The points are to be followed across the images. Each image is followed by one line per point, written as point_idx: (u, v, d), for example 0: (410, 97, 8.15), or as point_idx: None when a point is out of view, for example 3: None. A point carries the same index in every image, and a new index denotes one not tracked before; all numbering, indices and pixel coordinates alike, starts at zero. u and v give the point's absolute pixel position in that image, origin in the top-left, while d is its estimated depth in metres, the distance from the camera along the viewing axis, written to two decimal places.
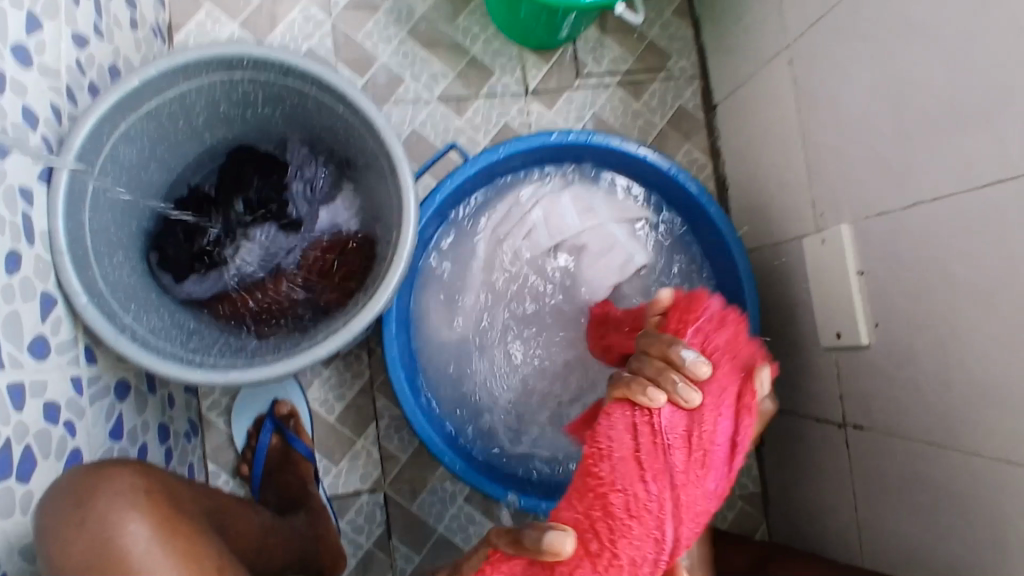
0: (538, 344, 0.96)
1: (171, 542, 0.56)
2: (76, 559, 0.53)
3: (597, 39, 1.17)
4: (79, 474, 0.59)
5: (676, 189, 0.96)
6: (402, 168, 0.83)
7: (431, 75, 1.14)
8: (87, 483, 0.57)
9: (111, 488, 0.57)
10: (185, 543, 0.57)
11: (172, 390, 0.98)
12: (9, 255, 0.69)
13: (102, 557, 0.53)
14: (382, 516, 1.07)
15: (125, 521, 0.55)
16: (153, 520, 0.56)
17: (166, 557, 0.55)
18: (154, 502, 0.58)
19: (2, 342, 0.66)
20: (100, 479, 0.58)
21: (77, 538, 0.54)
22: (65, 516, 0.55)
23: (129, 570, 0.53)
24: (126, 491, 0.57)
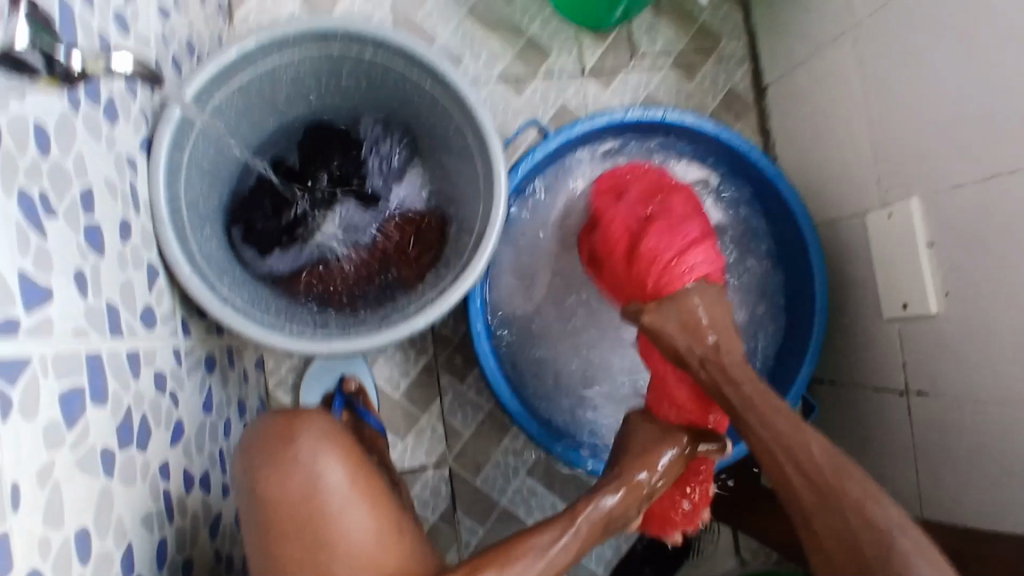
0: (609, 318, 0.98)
1: (366, 480, 0.65)
2: (289, 491, 0.62)
3: (651, 21, 1.19)
4: (279, 418, 0.67)
5: (745, 165, 0.99)
6: (493, 141, 0.84)
7: (490, 54, 1.15)
8: (289, 427, 0.65)
9: (311, 431, 0.66)
10: (375, 484, 0.66)
11: (246, 366, 0.99)
12: (122, 223, 0.68)
13: (313, 491, 0.62)
14: (448, 491, 1.09)
15: (326, 463, 0.64)
16: (349, 463, 0.65)
17: (360, 494, 0.64)
18: (350, 445, 0.67)
19: (121, 309, 0.66)
20: (300, 423, 0.66)
21: (291, 473, 0.63)
22: (275, 453, 0.63)
23: (336, 503, 0.62)
24: (325, 436, 0.65)
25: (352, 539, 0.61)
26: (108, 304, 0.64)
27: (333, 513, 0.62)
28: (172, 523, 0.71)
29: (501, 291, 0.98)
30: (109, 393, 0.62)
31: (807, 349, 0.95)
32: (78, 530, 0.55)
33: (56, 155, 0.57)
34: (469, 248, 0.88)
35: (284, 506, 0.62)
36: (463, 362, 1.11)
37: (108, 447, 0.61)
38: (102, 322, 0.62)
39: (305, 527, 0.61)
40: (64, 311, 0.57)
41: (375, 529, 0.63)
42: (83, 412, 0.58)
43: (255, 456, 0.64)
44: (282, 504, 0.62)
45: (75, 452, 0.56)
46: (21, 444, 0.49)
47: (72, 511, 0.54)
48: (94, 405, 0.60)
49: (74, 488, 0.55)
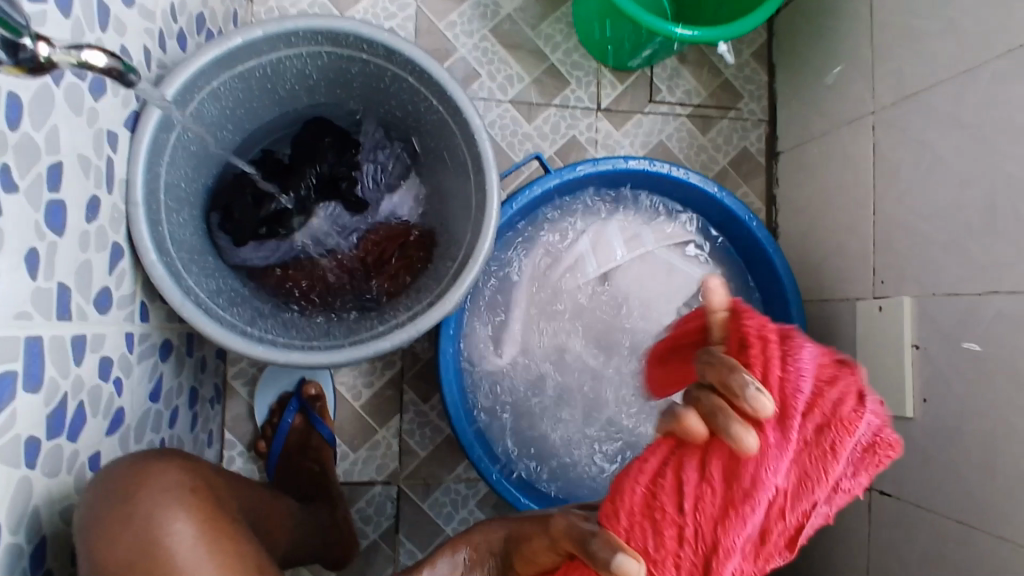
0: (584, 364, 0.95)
1: (217, 544, 0.54)
2: (114, 560, 0.50)
3: (675, 68, 1.17)
4: (128, 464, 0.56)
5: (742, 232, 0.94)
6: (490, 173, 0.81)
7: (508, 76, 1.13)
8: (135, 472, 0.55)
9: (157, 484, 0.55)
10: (227, 548, 0.55)
11: (205, 354, 0.95)
12: (91, 201, 0.65)
13: (142, 559, 0.50)
14: (392, 511, 1.06)
15: (166, 523, 0.52)
16: (197, 518, 0.54)
17: (209, 557, 0.53)
18: (200, 498, 0.56)
19: (73, 292, 0.63)
20: (147, 472, 0.55)
21: (119, 529, 0.52)
22: (103, 514, 0.52)
23: (172, 573, 0.51)
24: (171, 490, 0.55)
25: None
26: (60, 286, 0.60)
27: None
28: None
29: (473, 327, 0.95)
30: (45, 378, 0.59)
31: None
32: None
33: (25, 127, 0.55)
34: (449, 276, 0.85)
35: (104, 573, 0.50)
36: (429, 381, 1.08)
37: (34, 437, 0.57)
38: (49, 305, 0.59)
39: None
40: (8, 292, 0.54)
41: None
42: (9, 399, 0.54)
43: (82, 507, 0.53)
44: (105, 574, 0.50)
45: None
46: None
47: None
48: (23, 392, 0.56)
49: None
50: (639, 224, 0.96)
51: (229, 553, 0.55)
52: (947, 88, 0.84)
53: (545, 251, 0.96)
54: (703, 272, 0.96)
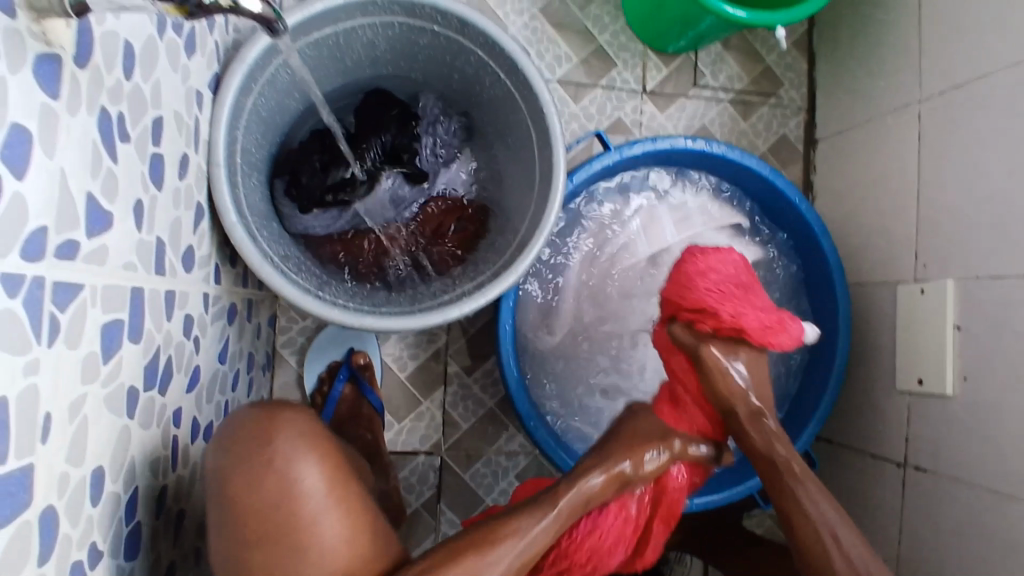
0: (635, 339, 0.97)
1: (342, 490, 0.60)
2: (262, 496, 0.57)
3: (719, 53, 1.19)
4: (264, 410, 0.62)
5: (791, 213, 0.96)
6: (557, 147, 0.83)
7: (556, 56, 1.14)
8: (273, 423, 0.60)
9: (293, 431, 0.61)
10: (352, 493, 0.61)
11: (260, 320, 0.96)
12: (182, 159, 0.66)
13: (287, 498, 0.57)
14: (434, 481, 1.08)
15: (302, 467, 0.59)
16: (326, 466, 0.60)
17: (338, 503, 0.60)
18: (329, 446, 0.62)
19: (167, 247, 0.63)
20: (281, 419, 0.61)
21: (264, 475, 0.58)
22: (251, 456, 0.58)
23: (309, 516, 0.58)
24: (305, 438, 0.61)
25: (326, 546, 0.58)
26: (158, 239, 0.61)
27: (309, 523, 0.58)
28: (175, 471, 0.68)
29: (526, 304, 0.96)
30: (144, 331, 0.59)
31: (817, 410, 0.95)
32: (95, 469, 0.52)
33: (136, 79, 0.55)
34: (512, 248, 0.87)
35: (251, 513, 0.57)
36: (474, 355, 1.10)
37: (134, 388, 0.58)
38: (149, 258, 0.60)
39: (276, 534, 0.57)
40: (119, 241, 0.54)
41: (346, 536, 0.59)
42: (119, 347, 0.55)
43: (225, 453, 0.59)
44: (252, 515, 0.57)
45: (105, 388, 0.53)
46: (60, 371, 0.46)
47: (93, 448, 0.51)
48: (129, 341, 0.57)
49: (98, 428, 0.52)
50: (693, 204, 0.99)
51: (355, 498, 0.61)
52: (995, 78, 0.86)
53: (597, 231, 0.98)
54: (751, 251, 0.98)
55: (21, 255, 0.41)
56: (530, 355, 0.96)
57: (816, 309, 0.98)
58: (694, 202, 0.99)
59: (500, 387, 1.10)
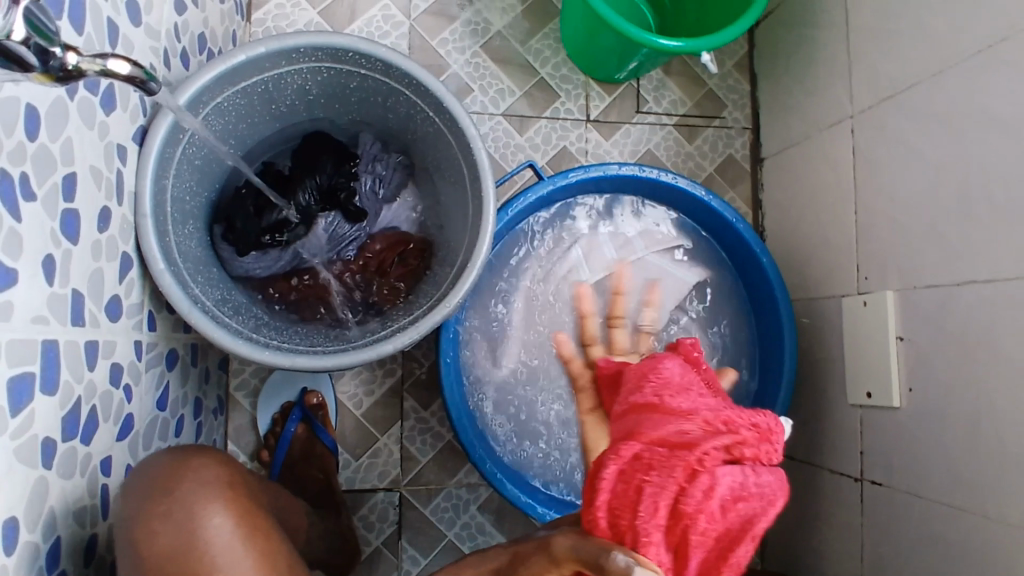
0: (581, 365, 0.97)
1: (249, 538, 0.60)
2: (160, 545, 0.57)
3: (660, 79, 1.21)
4: (168, 460, 0.62)
5: (728, 233, 0.97)
6: (486, 179, 0.84)
7: (499, 90, 1.16)
8: (180, 470, 0.61)
9: (196, 478, 0.61)
10: (261, 542, 0.61)
11: (209, 364, 0.97)
12: (102, 212, 0.68)
13: (187, 546, 0.57)
14: (394, 517, 1.07)
15: (205, 513, 0.59)
16: (232, 512, 0.60)
17: (246, 551, 0.59)
18: (237, 491, 0.62)
19: (87, 298, 0.65)
20: (185, 468, 0.61)
21: (164, 522, 0.58)
22: (152, 504, 0.58)
23: (212, 562, 0.57)
24: (209, 486, 0.61)
25: None
26: (75, 291, 0.62)
27: (212, 572, 0.57)
28: (105, 520, 0.68)
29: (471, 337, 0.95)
30: (60, 382, 0.60)
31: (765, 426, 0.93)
32: (6, 520, 0.53)
33: (43, 139, 0.57)
34: (448, 282, 0.88)
35: (152, 560, 0.57)
36: (428, 388, 1.10)
37: (50, 439, 0.59)
38: (65, 311, 0.61)
39: None
40: (27, 296, 0.55)
41: None
42: (30, 399, 0.56)
43: (129, 503, 0.59)
44: (152, 563, 0.56)
45: (15, 438, 0.54)
46: None
47: (3, 500, 0.52)
48: (42, 393, 0.57)
49: (6, 480, 0.52)
50: (631, 230, 0.99)
51: (264, 546, 0.61)
52: (921, 89, 0.88)
53: (541, 260, 0.98)
54: (691, 273, 0.99)
55: None
56: (479, 389, 0.94)
57: (762, 327, 0.98)
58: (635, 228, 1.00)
59: None
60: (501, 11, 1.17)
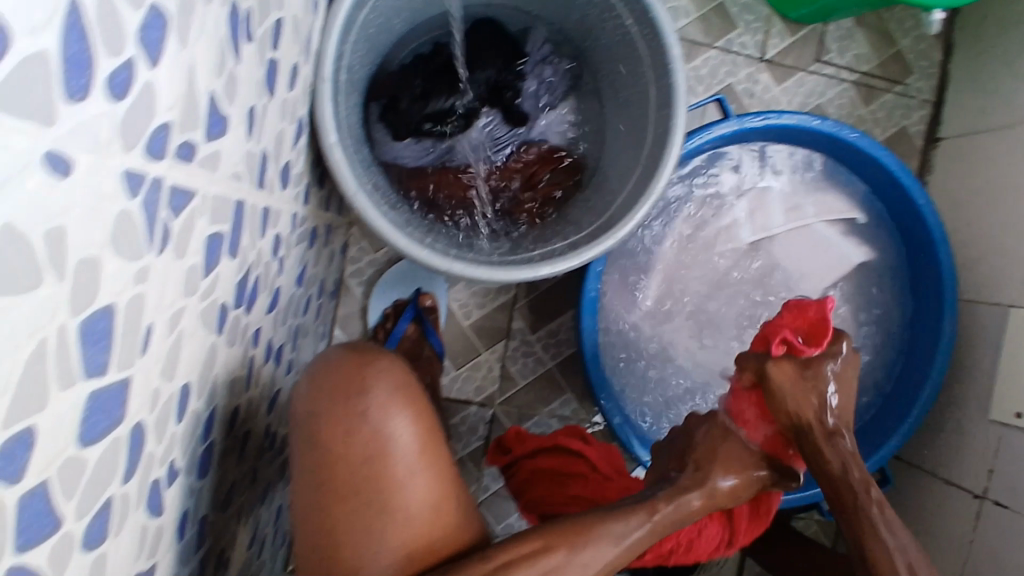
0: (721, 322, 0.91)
1: (431, 449, 0.59)
2: (350, 443, 0.57)
3: (849, 29, 1.09)
4: (354, 354, 0.61)
5: (910, 214, 0.89)
6: (678, 107, 0.75)
7: (674, 7, 1.05)
8: (362, 370, 0.59)
9: (385, 380, 0.59)
10: (440, 452, 0.60)
11: (334, 247, 0.93)
12: (294, 67, 0.62)
13: (377, 450, 0.56)
14: (483, 433, 1.05)
15: (394, 418, 0.58)
16: (419, 421, 0.59)
17: (428, 460, 0.59)
18: (420, 399, 0.61)
19: (269, 159, 0.59)
20: (374, 367, 0.60)
21: (354, 422, 0.57)
22: (344, 400, 0.57)
23: (399, 470, 0.57)
24: (398, 390, 0.59)
25: (413, 504, 0.57)
26: (263, 151, 0.57)
27: (398, 478, 0.56)
28: (248, 391, 0.65)
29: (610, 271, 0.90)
30: (241, 246, 0.56)
31: (906, 423, 0.86)
32: (184, 386, 0.49)
33: None
34: (609, 211, 0.81)
35: (337, 457, 0.57)
36: (541, 312, 1.06)
37: (225, 304, 0.55)
38: (253, 170, 0.56)
39: (363, 484, 0.56)
40: (231, 147, 0.50)
41: (431, 497, 0.58)
42: (219, 262, 0.51)
43: (319, 391, 0.58)
44: (341, 457, 0.57)
45: (202, 300, 0.50)
46: (166, 281, 0.43)
47: (184, 364, 0.48)
48: (228, 255, 0.53)
49: (191, 343, 0.49)
50: (803, 192, 0.92)
51: (443, 458, 0.60)
52: None
53: (701, 207, 0.91)
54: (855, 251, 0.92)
55: (145, 151, 0.38)
56: (609, 329, 0.90)
57: (917, 321, 0.91)
58: (807, 192, 0.92)
59: (562, 350, 1.07)
60: None
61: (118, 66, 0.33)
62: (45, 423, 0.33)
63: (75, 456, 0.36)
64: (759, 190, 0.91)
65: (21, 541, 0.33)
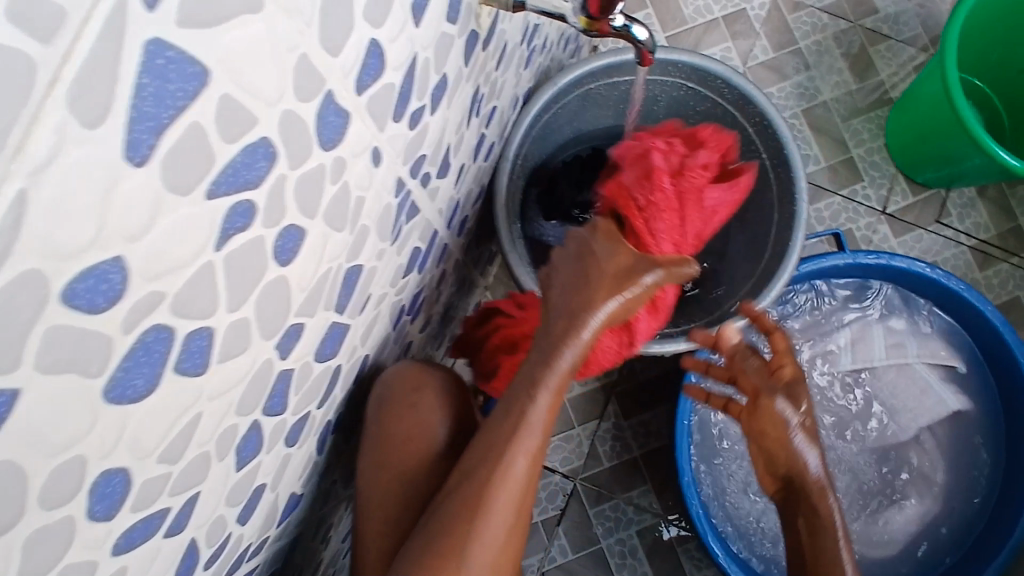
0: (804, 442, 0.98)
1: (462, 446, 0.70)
2: (396, 434, 0.67)
3: (972, 198, 1.17)
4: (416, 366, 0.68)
5: (1012, 373, 0.92)
6: (797, 232, 0.86)
7: (805, 155, 1.18)
8: (419, 367, 0.68)
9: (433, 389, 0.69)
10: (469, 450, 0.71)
11: (472, 300, 1.07)
12: (491, 144, 0.78)
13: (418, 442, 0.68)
14: (560, 504, 1.12)
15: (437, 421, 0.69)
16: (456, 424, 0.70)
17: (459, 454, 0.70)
18: (460, 405, 0.71)
19: (459, 208, 0.74)
20: (427, 378, 0.69)
21: (405, 419, 0.67)
22: (399, 402, 0.66)
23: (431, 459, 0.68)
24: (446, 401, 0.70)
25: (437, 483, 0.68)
26: (458, 199, 0.72)
27: (430, 464, 0.68)
28: None
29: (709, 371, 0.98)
30: (426, 266, 0.70)
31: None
32: (366, 357, 0.62)
33: (498, 71, 0.67)
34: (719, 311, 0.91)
35: (391, 446, 0.67)
36: (635, 401, 1.14)
37: (404, 306, 0.68)
38: (449, 211, 0.71)
39: (402, 466, 0.68)
40: (444, 187, 0.65)
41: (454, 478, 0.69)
42: (413, 271, 0.65)
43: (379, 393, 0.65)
44: (388, 444, 0.67)
45: (396, 295, 0.63)
46: (386, 268, 0.56)
47: (372, 339, 0.61)
48: (417, 269, 0.67)
49: (381, 323, 0.62)
50: (908, 333, 0.97)
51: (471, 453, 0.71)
52: None
53: (806, 326, 0.99)
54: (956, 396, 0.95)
55: (408, 170, 0.52)
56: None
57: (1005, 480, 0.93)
58: (913, 331, 0.97)
59: (650, 441, 1.14)
60: (834, 84, 1.19)
61: (417, 108, 0.48)
62: (313, 325, 0.45)
63: (309, 364, 0.47)
64: (864, 322, 0.98)
65: (267, 407, 0.44)
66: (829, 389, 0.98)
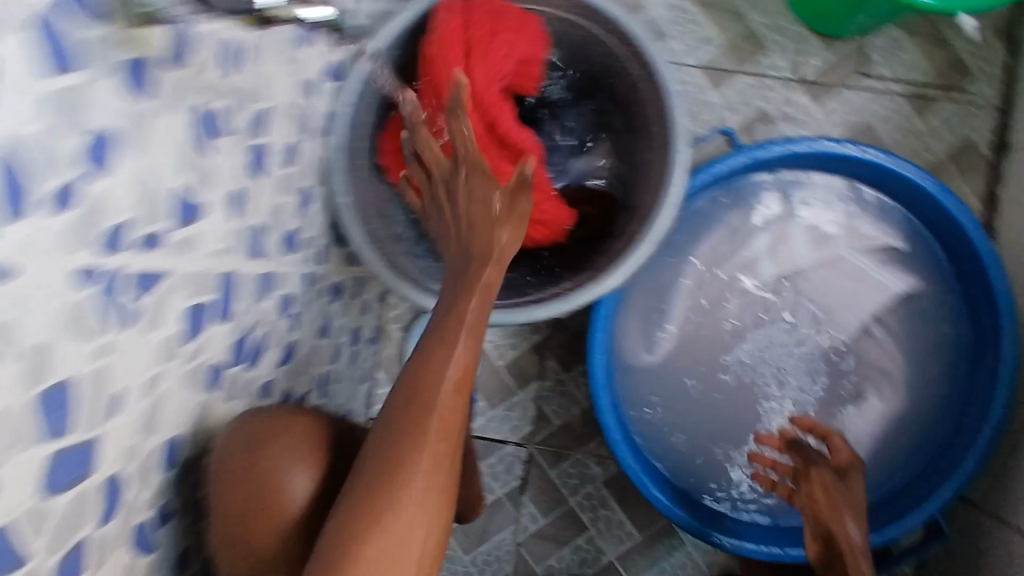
0: (749, 366, 0.88)
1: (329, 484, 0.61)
2: (237, 508, 0.57)
3: (893, 39, 1.02)
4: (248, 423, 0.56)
5: (954, 238, 0.84)
6: (676, 146, 0.75)
7: (699, 37, 1.03)
8: (248, 420, 0.56)
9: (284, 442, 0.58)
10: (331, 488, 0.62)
11: (370, 296, 0.99)
12: (290, 149, 0.69)
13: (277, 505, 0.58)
14: (520, 473, 1.08)
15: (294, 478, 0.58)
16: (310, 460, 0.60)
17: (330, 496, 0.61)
18: (315, 441, 0.61)
19: (266, 232, 0.67)
20: (269, 431, 0.58)
21: (247, 482, 0.57)
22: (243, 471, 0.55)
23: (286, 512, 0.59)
24: (296, 441, 0.60)
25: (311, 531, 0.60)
26: (256, 227, 0.64)
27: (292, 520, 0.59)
28: None
29: (627, 319, 0.89)
30: (236, 312, 0.63)
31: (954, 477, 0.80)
32: (167, 439, 0.56)
33: (241, 77, 0.57)
34: (616, 249, 0.82)
35: (240, 520, 0.57)
36: (573, 352, 1.07)
37: (218, 363, 0.61)
38: (245, 244, 0.63)
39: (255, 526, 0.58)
40: (213, 229, 0.57)
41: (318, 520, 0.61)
42: (206, 328, 0.58)
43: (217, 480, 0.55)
44: (232, 520, 0.57)
45: (187, 363, 0.56)
46: (137, 353, 0.49)
47: (168, 418, 0.55)
48: (217, 321, 0.60)
49: (174, 398, 0.55)
50: (834, 220, 0.88)
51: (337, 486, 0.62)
52: None
53: (722, 239, 0.89)
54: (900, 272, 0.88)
55: (103, 248, 0.43)
56: (631, 377, 0.89)
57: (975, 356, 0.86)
58: (840, 216, 0.88)
59: None
60: None
61: (64, 186, 0.39)
62: (4, 479, 0.38)
63: (37, 509, 0.41)
64: (785, 218, 0.88)
65: None
66: (761, 301, 0.88)
